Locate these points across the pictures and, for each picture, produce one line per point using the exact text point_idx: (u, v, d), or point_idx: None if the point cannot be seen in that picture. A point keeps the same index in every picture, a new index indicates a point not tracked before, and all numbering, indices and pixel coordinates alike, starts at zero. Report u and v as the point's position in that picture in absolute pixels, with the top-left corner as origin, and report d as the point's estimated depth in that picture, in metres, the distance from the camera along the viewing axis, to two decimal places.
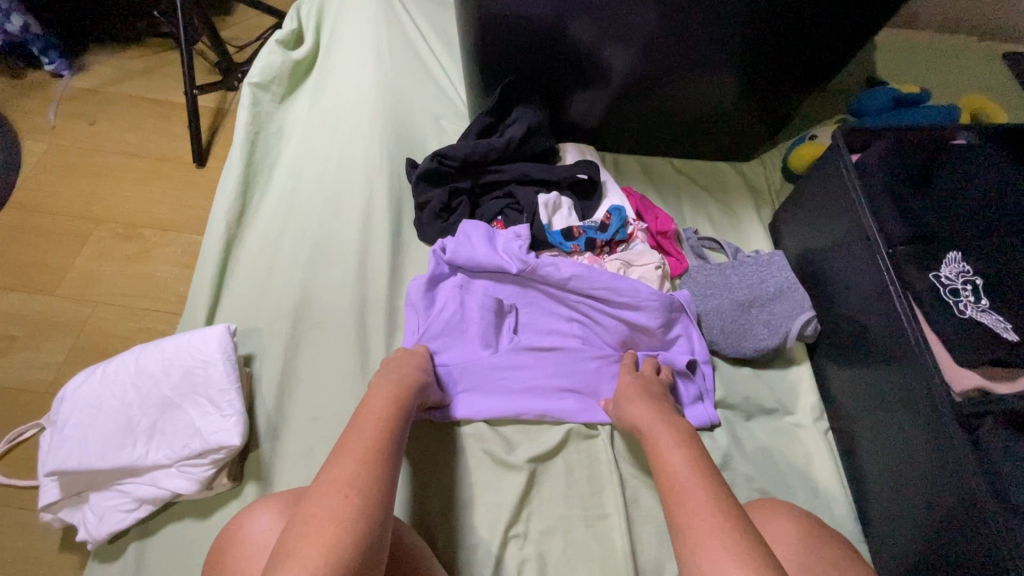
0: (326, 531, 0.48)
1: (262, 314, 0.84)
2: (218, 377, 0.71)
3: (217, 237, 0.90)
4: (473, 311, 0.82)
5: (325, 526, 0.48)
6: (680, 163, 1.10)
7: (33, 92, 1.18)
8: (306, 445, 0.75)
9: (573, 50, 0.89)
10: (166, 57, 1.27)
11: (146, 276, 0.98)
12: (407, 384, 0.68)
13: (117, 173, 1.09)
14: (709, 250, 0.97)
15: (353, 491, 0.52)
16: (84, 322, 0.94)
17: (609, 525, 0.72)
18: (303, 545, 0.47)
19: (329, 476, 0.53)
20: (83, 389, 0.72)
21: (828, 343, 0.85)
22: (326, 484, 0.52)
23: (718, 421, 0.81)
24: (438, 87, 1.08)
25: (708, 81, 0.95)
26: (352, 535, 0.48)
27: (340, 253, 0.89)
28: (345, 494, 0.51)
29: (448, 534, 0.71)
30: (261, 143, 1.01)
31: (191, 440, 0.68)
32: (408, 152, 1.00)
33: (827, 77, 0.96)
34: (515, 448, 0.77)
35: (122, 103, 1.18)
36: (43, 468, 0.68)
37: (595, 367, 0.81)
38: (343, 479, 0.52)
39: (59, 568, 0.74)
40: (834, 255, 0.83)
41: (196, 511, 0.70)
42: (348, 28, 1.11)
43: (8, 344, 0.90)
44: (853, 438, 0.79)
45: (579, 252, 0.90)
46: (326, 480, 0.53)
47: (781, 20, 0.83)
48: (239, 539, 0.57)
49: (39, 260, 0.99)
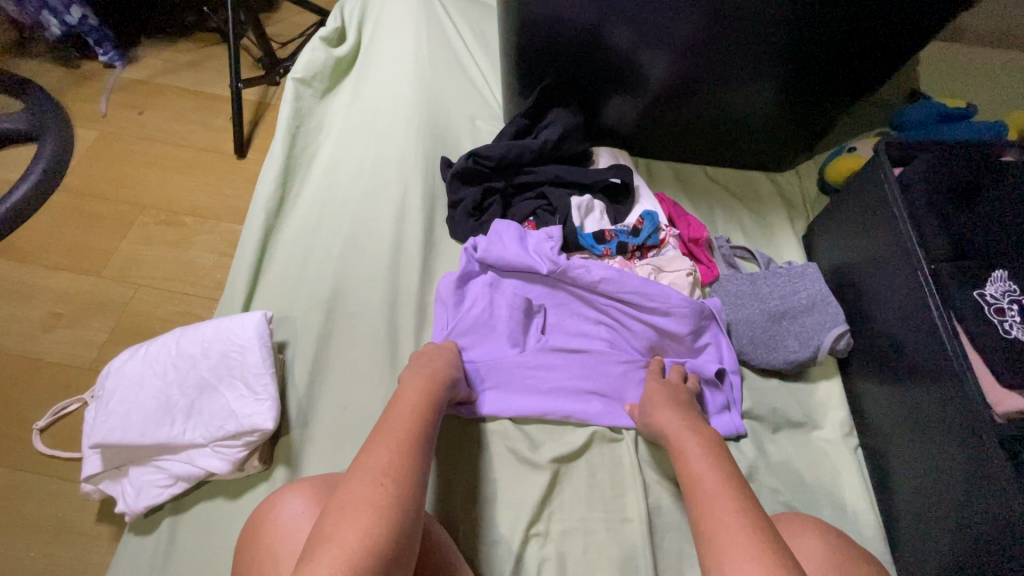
0: (362, 516, 0.49)
1: (297, 303, 0.86)
2: (254, 362, 0.74)
3: (256, 226, 0.93)
4: (502, 309, 0.83)
5: (361, 511, 0.49)
6: (714, 171, 1.09)
7: (86, 81, 1.23)
8: (335, 433, 0.77)
9: (611, 54, 0.90)
10: (212, 51, 1.31)
11: (186, 262, 1.02)
12: (439, 379, 0.69)
13: (162, 161, 1.13)
14: (741, 259, 0.96)
15: (387, 480, 0.53)
16: (127, 303, 0.97)
17: (631, 529, 0.72)
18: (341, 528, 0.48)
19: (364, 463, 0.54)
20: (127, 367, 0.75)
21: (861, 359, 0.83)
22: (361, 471, 0.53)
23: (744, 432, 0.80)
24: (474, 87, 1.10)
25: (745, 88, 0.94)
26: (387, 521, 0.49)
27: (374, 247, 0.91)
28: (380, 482, 0.52)
29: (471, 528, 0.71)
30: (302, 137, 1.04)
31: (226, 422, 0.70)
32: (443, 149, 1.01)
33: (870, 89, 0.95)
34: (539, 447, 0.77)
35: (169, 94, 1.23)
36: (87, 440, 0.71)
37: (621, 371, 0.81)
38: (378, 467, 0.54)
39: (95, 538, 0.77)
40: (872, 270, 0.82)
41: (227, 491, 0.72)
42: (390, 28, 1.13)
43: (55, 322, 0.94)
44: (884, 457, 0.77)
45: (610, 255, 0.90)
46: (361, 467, 0.54)
47: (825, 29, 0.82)
48: (272, 520, 0.59)
49: (87, 242, 1.03)
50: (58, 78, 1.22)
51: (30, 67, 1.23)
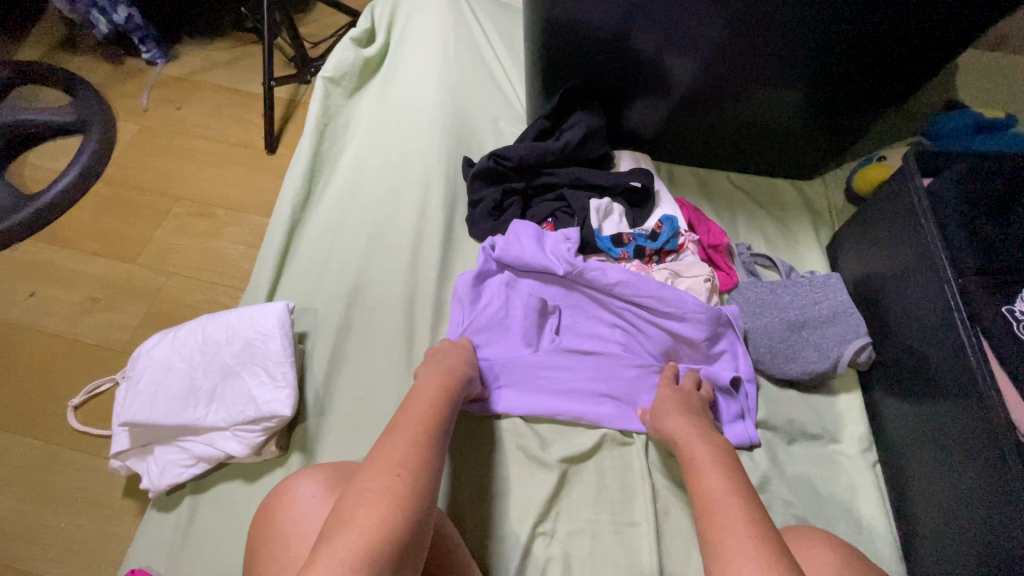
0: (379, 503, 0.50)
1: (318, 296, 0.89)
2: (275, 350, 0.76)
3: (283, 219, 0.96)
4: (517, 309, 0.84)
5: (378, 499, 0.51)
6: (738, 178, 1.08)
7: (129, 77, 1.28)
8: (350, 422, 0.79)
9: (634, 58, 0.90)
10: (248, 50, 1.35)
11: (215, 252, 1.05)
12: (455, 375, 0.70)
13: (197, 155, 1.18)
14: (762, 268, 0.95)
15: (404, 470, 0.54)
16: (159, 290, 1.01)
17: (637, 533, 0.72)
18: (359, 515, 0.49)
19: (381, 453, 0.56)
20: (156, 350, 0.78)
21: (884, 372, 0.81)
22: (378, 461, 0.55)
23: (758, 442, 0.79)
24: (498, 90, 1.11)
25: (770, 94, 0.93)
26: (403, 509, 0.51)
27: (395, 243, 0.93)
28: (397, 472, 0.53)
29: (478, 522, 0.72)
30: (329, 135, 1.07)
31: (247, 407, 0.73)
32: (465, 149, 1.03)
33: (903, 97, 0.92)
34: (549, 446, 0.78)
35: (206, 91, 1.28)
36: (117, 418, 0.74)
37: (634, 376, 0.81)
38: (395, 458, 0.55)
39: (120, 512, 0.81)
40: (897, 282, 0.80)
41: (245, 474, 0.75)
42: (419, 29, 1.15)
43: (92, 305, 0.99)
44: (902, 473, 0.76)
45: (627, 258, 0.90)
46: (378, 457, 0.55)
47: (857, 33, 0.81)
48: (285, 503, 0.60)
49: (124, 230, 1.08)
50: (104, 74, 1.28)
51: (79, 63, 1.29)
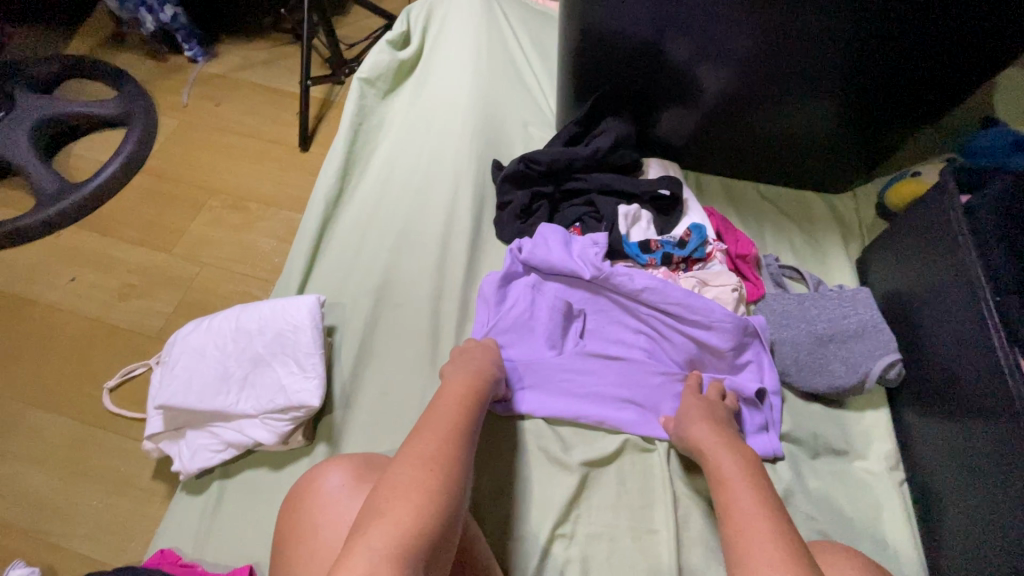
0: (413, 497, 0.51)
1: (347, 291, 0.91)
2: (306, 342, 0.78)
3: (316, 215, 0.98)
4: (542, 311, 0.85)
5: (412, 493, 0.52)
6: (768, 189, 1.07)
7: (172, 73, 1.33)
8: (375, 416, 0.80)
9: (668, 66, 0.91)
10: (286, 50, 1.39)
11: (248, 245, 1.08)
12: (483, 375, 0.71)
13: (233, 151, 1.21)
14: (789, 280, 0.94)
15: (436, 466, 0.55)
16: (193, 279, 1.04)
17: (657, 540, 0.72)
18: (393, 507, 0.50)
19: (413, 448, 0.57)
20: (191, 336, 0.80)
21: (915, 391, 0.80)
22: (411, 456, 0.56)
23: (782, 455, 0.78)
24: (529, 95, 1.12)
25: (803, 105, 0.93)
26: (435, 504, 0.52)
27: (423, 242, 0.94)
28: (430, 468, 0.54)
29: (499, 521, 0.73)
30: (363, 134, 1.09)
31: (277, 396, 0.75)
32: (495, 152, 1.04)
33: (940, 112, 0.91)
34: (570, 449, 0.78)
35: (244, 89, 1.31)
36: (153, 401, 0.77)
37: (658, 383, 0.81)
38: (427, 453, 0.56)
39: (150, 494, 0.83)
40: (930, 299, 0.79)
41: (271, 462, 0.77)
42: (454, 33, 1.17)
43: (129, 291, 1.03)
44: (931, 494, 0.75)
45: (654, 265, 0.90)
46: (410, 452, 0.56)
47: (892, 44, 0.81)
48: (314, 491, 0.62)
49: (162, 221, 1.11)
50: (148, 70, 1.33)
51: (126, 58, 1.34)
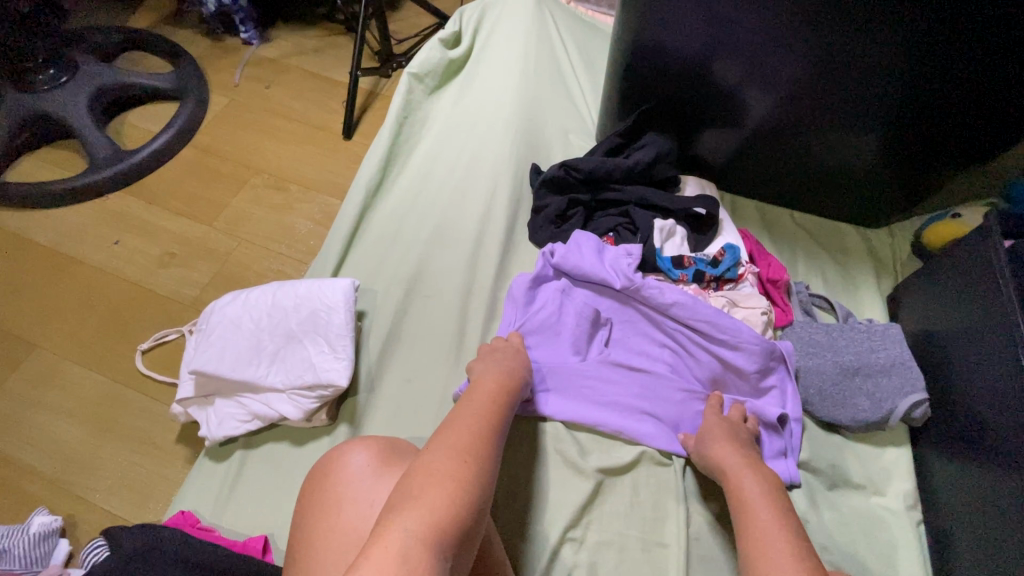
0: (447, 485, 0.52)
1: (380, 278, 0.93)
2: (338, 323, 0.79)
3: (356, 202, 1.00)
4: (570, 316, 0.86)
5: (447, 481, 0.53)
6: (803, 217, 1.07)
7: (226, 54, 1.36)
8: (398, 403, 0.81)
9: (714, 87, 0.92)
10: (336, 39, 1.42)
11: (285, 225, 1.11)
12: (513, 376, 0.73)
13: (278, 133, 1.24)
14: (818, 309, 0.94)
15: (469, 457, 0.56)
16: (230, 253, 1.07)
17: (667, 554, 0.72)
18: (427, 492, 0.51)
19: (446, 438, 0.58)
20: (228, 308, 0.82)
21: (938, 432, 0.79)
22: (445, 446, 0.57)
23: (799, 483, 0.78)
24: (572, 104, 1.14)
25: (844, 137, 0.93)
26: (468, 495, 0.53)
27: (458, 238, 0.96)
28: (464, 458, 0.56)
29: (511, 518, 0.74)
30: (407, 128, 1.11)
31: (306, 373, 0.77)
32: (534, 157, 1.06)
33: (986, 156, 0.91)
34: (587, 455, 0.79)
35: (294, 74, 1.34)
36: (187, 366, 0.79)
37: (679, 399, 0.81)
38: (461, 445, 0.57)
39: (172, 456, 0.86)
40: (963, 342, 0.78)
41: (293, 438, 0.78)
42: (504, 36, 1.19)
43: (169, 260, 1.06)
44: (949, 537, 0.74)
45: (685, 281, 0.90)
46: (443, 442, 0.58)
47: (942, 84, 0.81)
48: (339, 467, 0.63)
49: (204, 195, 1.14)
50: (203, 48, 1.37)
51: (184, 36, 1.38)
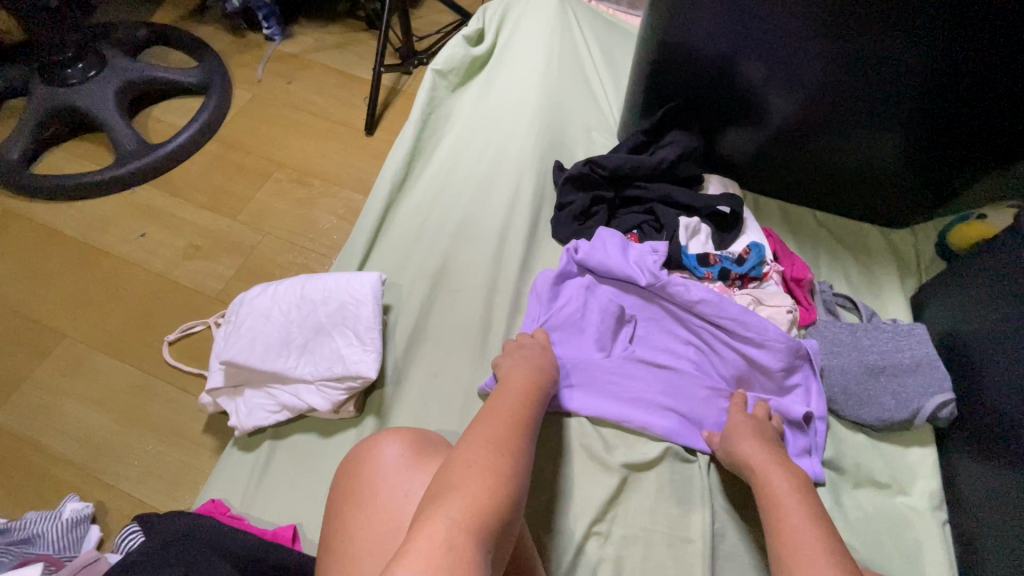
0: (487, 476, 0.53)
1: (405, 273, 0.93)
2: (366, 316, 0.80)
3: (381, 197, 1.01)
4: (595, 312, 0.86)
5: (485, 472, 0.54)
6: (825, 217, 1.07)
7: (249, 49, 1.38)
8: (424, 396, 0.82)
9: (739, 87, 0.92)
10: (358, 36, 1.43)
11: (309, 220, 1.11)
12: (542, 374, 0.74)
13: (301, 129, 1.25)
14: (842, 308, 0.94)
15: (506, 451, 0.57)
16: (254, 246, 1.08)
17: (692, 550, 0.72)
18: (468, 482, 0.52)
19: (481, 432, 0.59)
20: (257, 300, 0.83)
21: (964, 432, 0.79)
22: (481, 439, 0.58)
23: (824, 481, 0.78)
24: (594, 102, 1.14)
25: (868, 138, 0.93)
26: (506, 486, 0.54)
27: (482, 233, 0.96)
28: (500, 451, 0.57)
29: (537, 512, 0.75)
30: (431, 124, 1.12)
31: (335, 365, 0.77)
32: (557, 154, 1.06)
33: (1013, 158, 0.90)
34: (612, 450, 0.79)
35: (316, 70, 1.35)
36: (217, 357, 0.80)
37: (704, 396, 0.81)
38: (496, 438, 0.58)
39: (199, 446, 0.86)
40: (990, 343, 0.78)
41: (321, 429, 0.79)
42: (527, 34, 1.19)
43: (194, 252, 1.07)
44: (976, 538, 0.74)
45: (710, 279, 0.91)
46: (479, 435, 0.59)
47: (970, 84, 0.81)
48: (371, 459, 0.64)
49: (228, 188, 1.15)
50: (227, 44, 1.38)
51: (207, 31, 1.40)
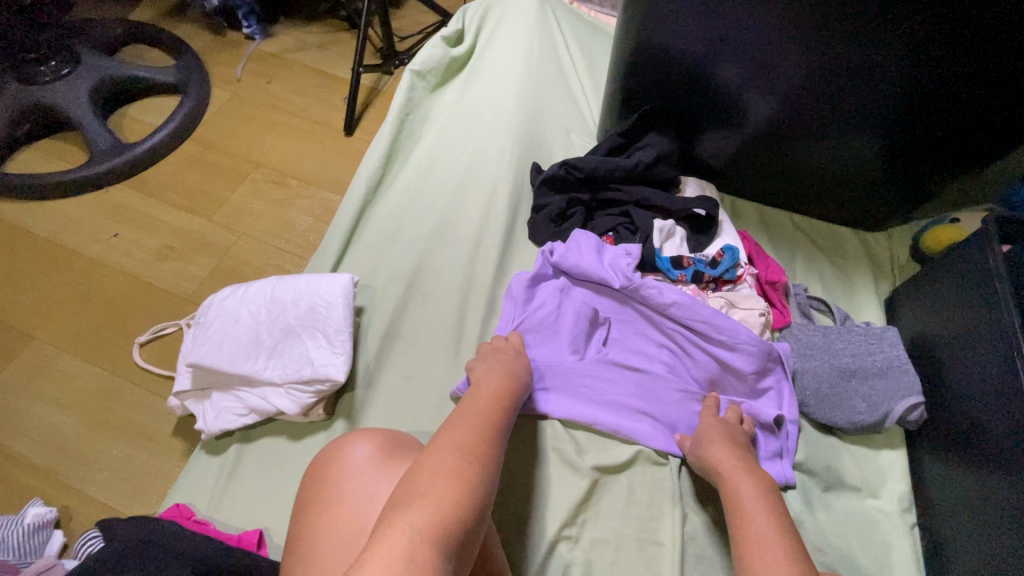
0: (454, 485, 0.53)
1: (379, 275, 0.93)
2: (336, 318, 0.79)
3: (356, 198, 1.00)
4: (568, 315, 0.86)
5: (452, 480, 0.53)
6: (802, 220, 1.07)
7: (228, 48, 1.36)
8: (395, 399, 0.81)
9: (716, 89, 0.92)
10: (339, 36, 1.42)
11: (286, 220, 1.11)
12: (517, 380, 0.73)
13: (279, 128, 1.24)
14: (816, 311, 0.94)
15: (474, 458, 0.56)
16: (229, 247, 1.07)
17: (662, 553, 0.72)
18: (434, 490, 0.52)
19: (451, 438, 0.59)
20: (227, 301, 0.82)
21: (934, 436, 0.80)
22: (450, 445, 0.57)
23: (794, 484, 0.78)
24: (574, 103, 1.14)
25: (844, 142, 0.94)
26: (473, 495, 0.53)
27: (458, 235, 0.96)
28: (469, 459, 0.56)
29: (506, 515, 0.74)
30: (408, 124, 1.12)
31: (303, 367, 0.77)
32: (535, 155, 1.06)
33: (986, 162, 0.91)
34: (583, 453, 0.79)
35: (295, 70, 1.34)
36: (185, 359, 0.79)
37: (677, 399, 0.81)
38: (465, 445, 0.58)
39: (168, 449, 0.85)
40: (959, 347, 0.79)
41: (290, 432, 0.78)
42: (507, 35, 1.19)
43: (167, 253, 1.05)
44: (942, 540, 0.74)
45: (684, 282, 0.91)
46: (447, 441, 0.58)
47: (944, 88, 0.82)
48: (338, 462, 0.63)
49: (204, 189, 1.14)
50: (206, 42, 1.37)
51: (186, 29, 1.38)
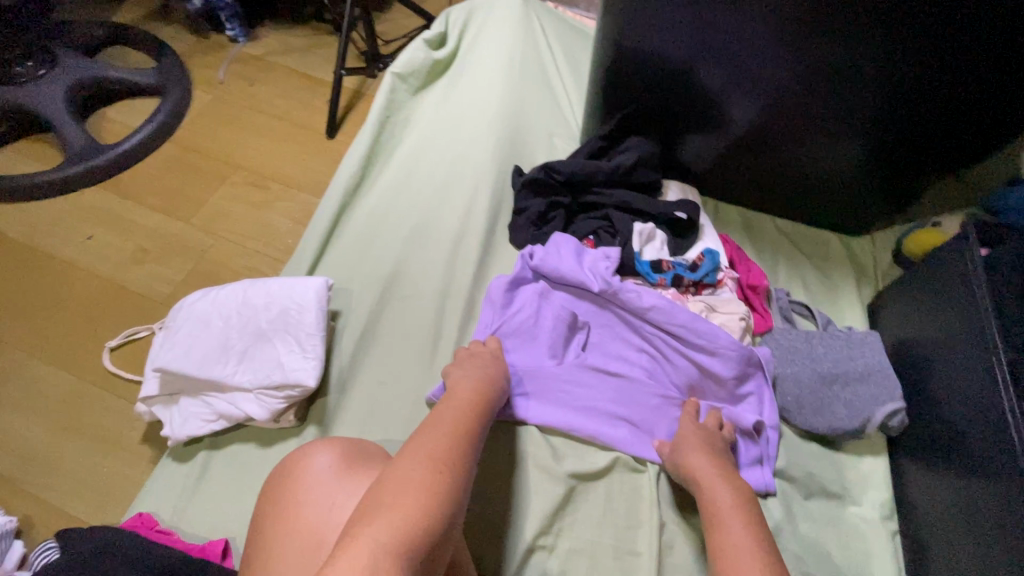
0: (422, 496, 0.51)
1: (356, 278, 0.91)
2: (309, 322, 0.78)
3: (334, 201, 0.99)
4: (547, 319, 0.84)
5: (421, 491, 0.51)
6: (785, 224, 1.07)
7: (211, 51, 1.35)
8: (369, 404, 0.80)
9: (697, 92, 0.92)
10: (323, 39, 1.41)
11: (264, 223, 1.09)
12: (491, 385, 0.72)
13: (260, 131, 1.23)
14: (799, 316, 0.93)
15: (445, 467, 0.55)
16: (206, 250, 1.05)
17: (639, 563, 0.71)
18: (401, 501, 0.50)
19: (422, 446, 0.57)
20: (197, 305, 0.81)
21: (915, 442, 0.79)
22: (420, 454, 0.56)
23: (774, 491, 0.76)
24: (556, 106, 1.13)
25: (826, 145, 0.93)
26: (441, 506, 0.51)
27: (437, 238, 0.95)
28: (439, 468, 0.54)
29: (480, 524, 0.72)
30: (389, 127, 1.11)
31: (273, 372, 0.75)
32: (516, 158, 1.05)
33: (966, 165, 0.91)
34: (560, 460, 0.77)
35: (278, 73, 1.33)
36: (152, 364, 0.77)
37: (656, 404, 0.80)
38: (436, 454, 0.56)
39: (136, 457, 0.83)
40: (939, 352, 0.78)
41: (260, 439, 0.76)
42: (490, 38, 1.18)
43: (142, 256, 1.04)
44: (924, 548, 0.73)
45: (663, 286, 0.89)
46: (418, 450, 0.56)
47: (925, 92, 0.81)
48: (304, 471, 0.61)
49: (182, 191, 1.13)
50: (188, 44, 1.36)
51: (169, 31, 1.37)
